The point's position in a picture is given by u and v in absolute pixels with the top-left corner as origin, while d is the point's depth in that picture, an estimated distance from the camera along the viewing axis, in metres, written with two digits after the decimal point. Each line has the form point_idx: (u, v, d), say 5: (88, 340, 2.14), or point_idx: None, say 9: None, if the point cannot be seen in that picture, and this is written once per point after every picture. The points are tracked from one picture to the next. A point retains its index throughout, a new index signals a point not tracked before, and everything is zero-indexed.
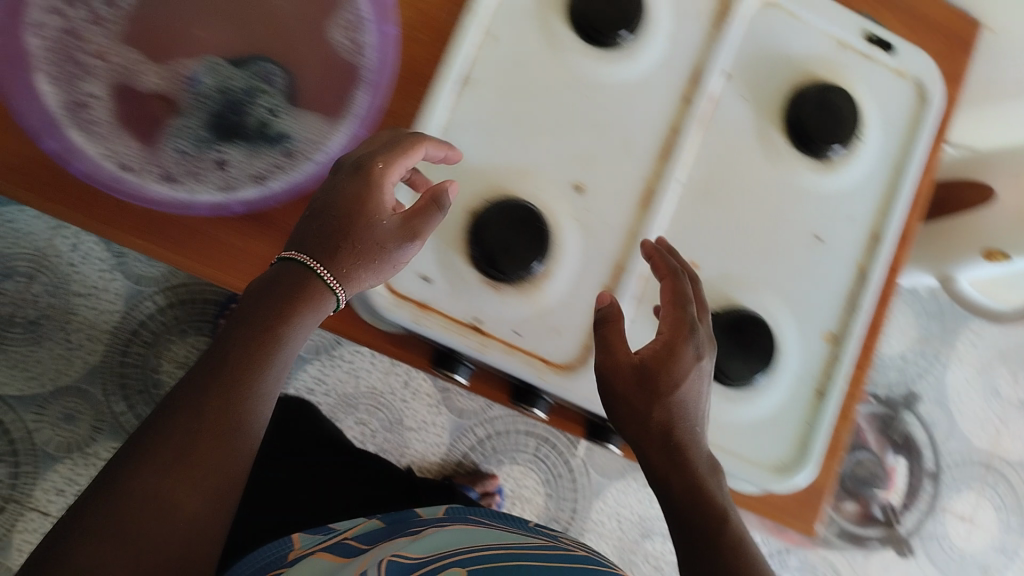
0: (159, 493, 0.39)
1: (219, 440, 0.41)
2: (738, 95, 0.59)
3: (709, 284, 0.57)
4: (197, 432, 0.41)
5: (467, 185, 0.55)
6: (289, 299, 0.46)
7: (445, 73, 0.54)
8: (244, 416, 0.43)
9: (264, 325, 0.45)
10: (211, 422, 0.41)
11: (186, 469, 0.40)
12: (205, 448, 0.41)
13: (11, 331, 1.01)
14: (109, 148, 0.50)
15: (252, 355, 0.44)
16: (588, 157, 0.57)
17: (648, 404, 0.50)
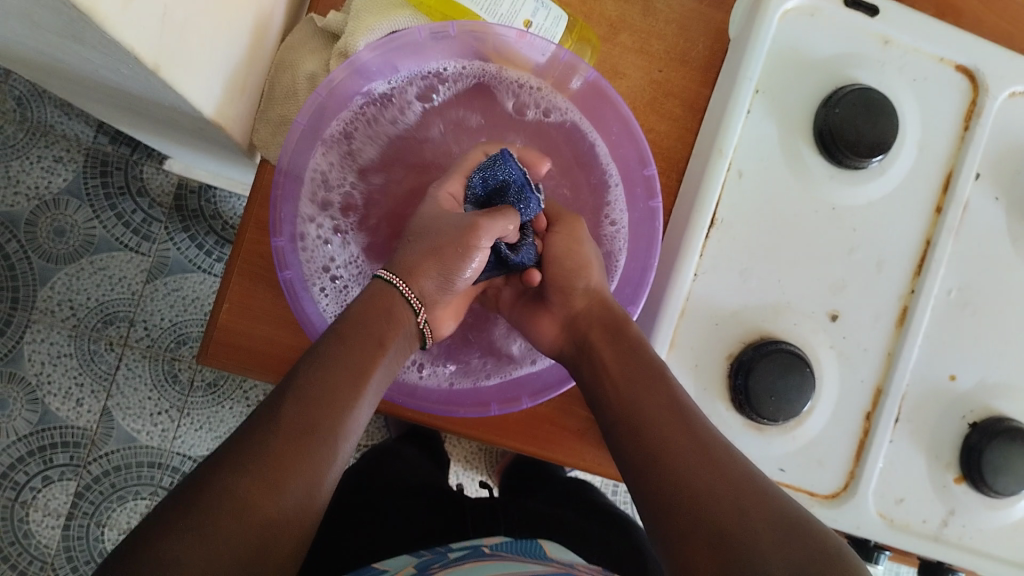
0: (264, 465, 0.38)
1: (292, 447, 0.40)
2: (991, 196, 0.56)
3: (967, 396, 0.57)
4: (300, 419, 0.41)
5: (723, 329, 0.54)
6: (375, 335, 0.46)
7: (697, 221, 0.53)
8: (325, 427, 0.41)
9: (356, 371, 0.45)
10: (308, 409, 0.41)
11: (268, 465, 0.39)
12: (296, 442, 0.40)
13: (193, 394, 1.05)
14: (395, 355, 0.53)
15: (334, 376, 0.43)
16: (841, 283, 0.55)
17: (678, 443, 0.45)
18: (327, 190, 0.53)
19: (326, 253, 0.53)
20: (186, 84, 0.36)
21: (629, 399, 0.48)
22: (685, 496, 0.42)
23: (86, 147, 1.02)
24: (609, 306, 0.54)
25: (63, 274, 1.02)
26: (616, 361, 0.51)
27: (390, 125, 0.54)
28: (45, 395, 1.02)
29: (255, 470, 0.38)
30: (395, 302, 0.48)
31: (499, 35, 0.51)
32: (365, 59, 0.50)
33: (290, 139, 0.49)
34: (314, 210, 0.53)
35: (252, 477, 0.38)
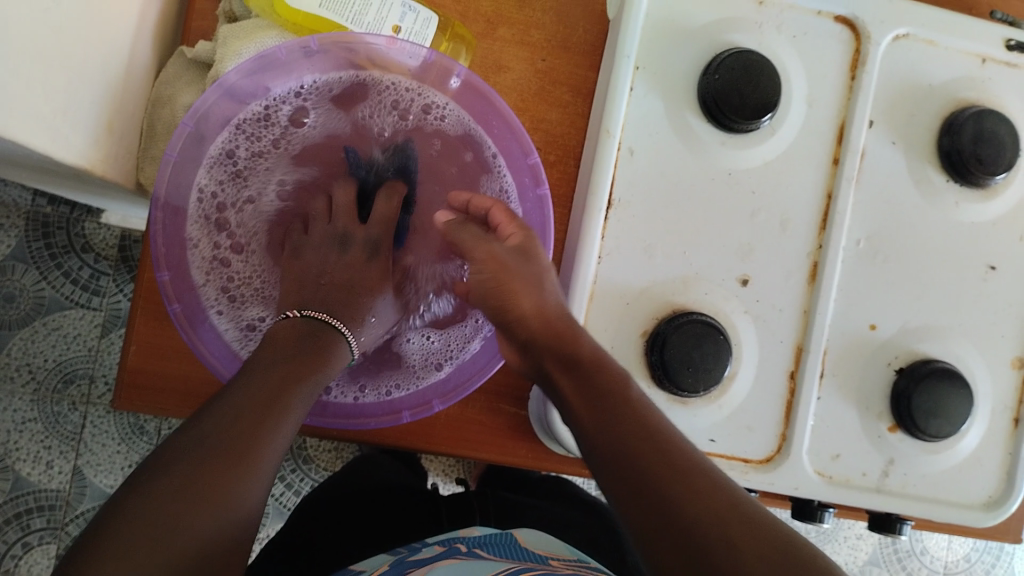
0: (155, 512, 0.37)
1: (181, 495, 0.38)
2: (887, 141, 0.56)
3: (892, 343, 0.57)
4: (186, 468, 0.39)
5: (634, 307, 0.54)
6: (282, 363, 0.46)
7: (593, 203, 0.53)
8: (221, 469, 0.40)
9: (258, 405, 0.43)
10: (208, 451, 0.40)
11: (203, 478, 0.39)
12: (187, 486, 0.38)
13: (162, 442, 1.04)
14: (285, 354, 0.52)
15: (261, 397, 0.43)
16: (748, 246, 0.55)
17: (660, 477, 0.40)
18: (217, 231, 0.54)
19: (231, 293, 0.53)
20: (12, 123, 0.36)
21: (604, 432, 0.44)
22: (680, 525, 0.38)
23: (26, 212, 1.02)
24: (555, 322, 0.49)
25: (19, 338, 1.02)
26: (581, 396, 0.46)
27: (268, 160, 0.55)
28: (15, 461, 1.02)
29: (141, 522, 0.37)
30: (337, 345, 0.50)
31: (369, 43, 0.51)
32: (234, 81, 0.49)
33: (161, 170, 0.49)
34: (205, 247, 0.53)
35: (140, 529, 0.36)
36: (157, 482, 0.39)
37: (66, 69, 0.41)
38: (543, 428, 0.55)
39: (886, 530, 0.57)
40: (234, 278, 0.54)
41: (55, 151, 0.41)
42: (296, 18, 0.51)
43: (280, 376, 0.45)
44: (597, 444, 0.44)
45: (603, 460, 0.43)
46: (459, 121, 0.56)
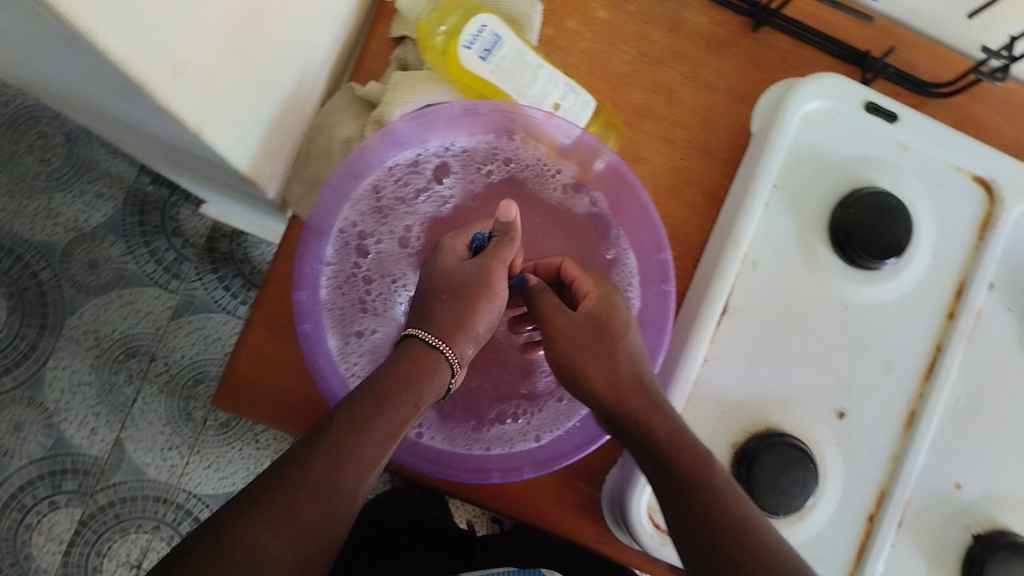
0: (295, 507, 0.37)
1: (326, 499, 0.38)
2: (1005, 306, 0.57)
3: (974, 505, 0.56)
4: (331, 468, 0.38)
5: (729, 417, 0.55)
6: (412, 393, 0.43)
7: (710, 307, 0.54)
8: (348, 483, 0.39)
9: (387, 428, 0.41)
10: (347, 457, 0.39)
11: (320, 502, 0.37)
12: (327, 492, 0.38)
13: (205, 432, 1.06)
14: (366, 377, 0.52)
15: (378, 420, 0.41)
16: (850, 380, 0.56)
17: (712, 512, 0.39)
18: (358, 258, 0.54)
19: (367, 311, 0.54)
20: (224, 140, 0.38)
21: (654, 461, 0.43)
22: None
23: (127, 186, 1.06)
24: (621, 390, 0.46)
25: (93, 304, 1.04)
26: (643, 456, 0.44)
27: (415, 208, 0.56)
28: (61, 421, 1.03)
29: (287, 522, 0.36)
30: (438, 367, 0.45)
31: (528, 116, 0.53)
32: (399, 129, 0.52)
33: (319, 198, 0.51)
34: (344, 262, 0.54)
35: (275, 525, 0.36)
36: (285, 508, 0.36)
37: (271, 94, 0.43)
38: (613, 512, 0.55)
39: None
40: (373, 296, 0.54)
41: (241, 167, 0.43)
42: (465, 79, 0.53)
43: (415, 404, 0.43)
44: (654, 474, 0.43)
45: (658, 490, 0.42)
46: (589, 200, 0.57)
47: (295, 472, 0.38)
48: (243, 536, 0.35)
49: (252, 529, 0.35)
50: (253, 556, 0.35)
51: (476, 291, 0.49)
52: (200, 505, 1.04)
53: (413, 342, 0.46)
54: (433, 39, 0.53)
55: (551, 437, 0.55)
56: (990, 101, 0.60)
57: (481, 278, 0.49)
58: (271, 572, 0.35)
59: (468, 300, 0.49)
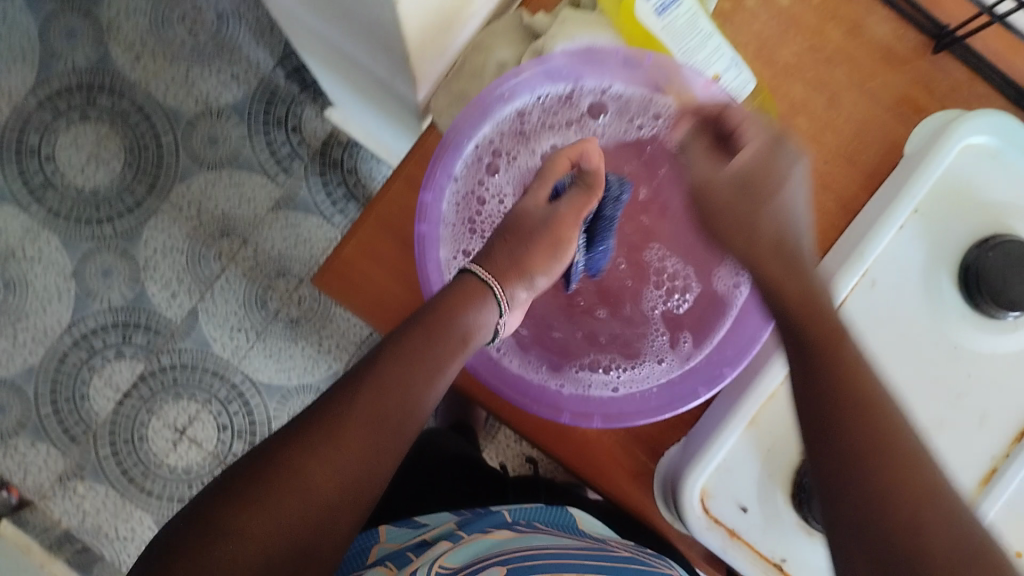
0: (340, 441, 0.41)
1: (371, 435, 0.42)
2: None
3: None
4: (376, 407, 0.42)
5: None
6: (456, 331, 0.46)
7: None
8: (393, 416, 0.43)
9: (429, 366, 0.45)
10: (393, 396, 0.43)
11: (359, 438, 0.42)
12: (372, 426, 0.42)
13: (273, 324, 1.08)
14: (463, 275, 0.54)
15: (411, 358, 0.45)
16: (938, 423, 0.53)
17: (860, 451, 0.41)
18: (486, 177, 0.55)
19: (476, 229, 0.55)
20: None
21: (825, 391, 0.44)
22: (873, 533, 0.39)
23: (262, 75, 1.09)
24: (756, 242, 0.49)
25: (203, 177, 1.08)
26: (802, 382, 0.45)
27: (567, 135, 0.57)
28: (147, 278, 1.08)
29: (333, 452, 0.41)
30: (488, 303, 0.48)
31: (685, 77, 0.53)
32: (556, 63, 0.53)
33: (465, 111, 0.52)
34: (469, 180, 0.55)
35: (323, 456, 0.40)
36: (334, 442, 0.41)
37: None
38: (663, 489, 0.56)
39: None
40: (483, 218, 0.55)
41: (411, 33, 0.43)
42: (635, 29, 0.53)
43: (456, 340, 0.46)
44: (813, 419, 0.45)
45: (815, 431, 0.44)
46: None
47: (340, 408, 0.42)
48: (297, 464, 0.40)
49: (304, 459, 0.40)
50: (306, 482, 0.40)
51: (540, 238, 0.51)
52: (252, 391, 1.07)
53: (470, 276, 0.49)
54: None
55: (631, 392, 0.55)
56: None
57: (547, 228, 0.51)
58: (318, 498, 0.40)
59: (531, 248, 0.50)
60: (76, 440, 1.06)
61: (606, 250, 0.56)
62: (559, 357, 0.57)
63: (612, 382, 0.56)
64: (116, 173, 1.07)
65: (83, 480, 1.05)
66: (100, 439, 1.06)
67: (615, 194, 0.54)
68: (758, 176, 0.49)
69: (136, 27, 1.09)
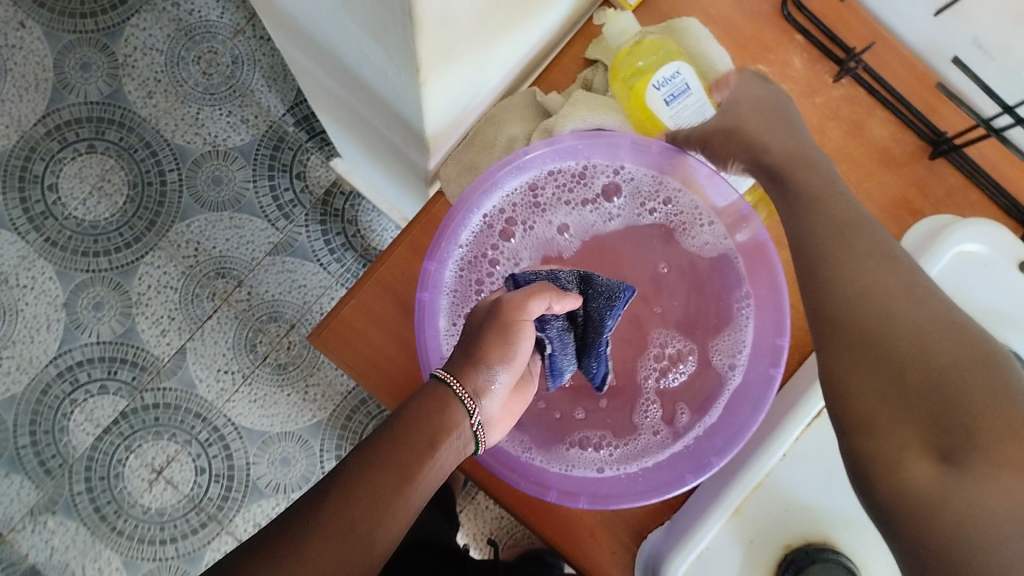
0: (308, 552, 0.40)
1: (342, 544, 0.40)
2: None
3: None
4: (345, 513, 0.41)
5: (790, 516, 0.54)
6: (423, 436, 0.44)
7: (804, 406, 0.55)
8: (364, 526, 0.41)
9: (400, 471, 0.42)
10: (365, 504, 0.41)
11: (322, 551, 0.40)
12: (339, 539, 0.40)
13: (261, 369, 1.08)
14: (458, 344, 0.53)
15: (375, 465, 0.42)
16: None
17: (892, 369, 0.41)
18: (498, 243, 0.56)
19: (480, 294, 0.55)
20: (432, 75, 0.39)
21: (850, 291, 0.44)
22: (933, 407, 0.39)
23: (272, 119, 1.10)
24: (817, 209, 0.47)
25: (203, 217, 1.08)
26: (812, 288, 0.45)
27: (577, 213, 0.57)
28: (138, 314, 1.07)
29: (297, 569, 0.39)
30: (455, 409, 0.46)
31: (690, 167, 0.54)
32: (569, 143, 0.53)
33: (476, 183, 0.53)
34: (474, 249, 0.55)
35: (287, 574, 0.39)
36: (299, 554, 0.40)
37: (477, 57, 0.44)
38: (645, 571, 0.56)
39: None
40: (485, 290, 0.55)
41: (430, 107, 0.44)
42: (642, 112, 0.55)
43: (424, 444, 0.44)
44: (870, 248, 0.45)
45: (862, 426, 0.42)
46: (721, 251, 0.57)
47: (310, 517, 0.41)
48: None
49: (268, 575, 0.39)
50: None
51: (487, 330, 0.48)
52: (234, 435, 1.06)
53: (431, 379, 0.47)
54: (625, 69, 0.55)
55: (619, 474, 0.54)
56: None
57: (493, 321, 0.48)
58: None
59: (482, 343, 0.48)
60: (50, 475, 1.04)
61: (605, 359, 0.52)
62: (548, 431, 0.57)
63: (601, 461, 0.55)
64: (117, 206, 1.08)
65: (54, 517, 1.03)
66: (75, 475, 1.04)
67: (602, 297, 0.49)
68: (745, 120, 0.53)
69: (151, 65, 1.10)
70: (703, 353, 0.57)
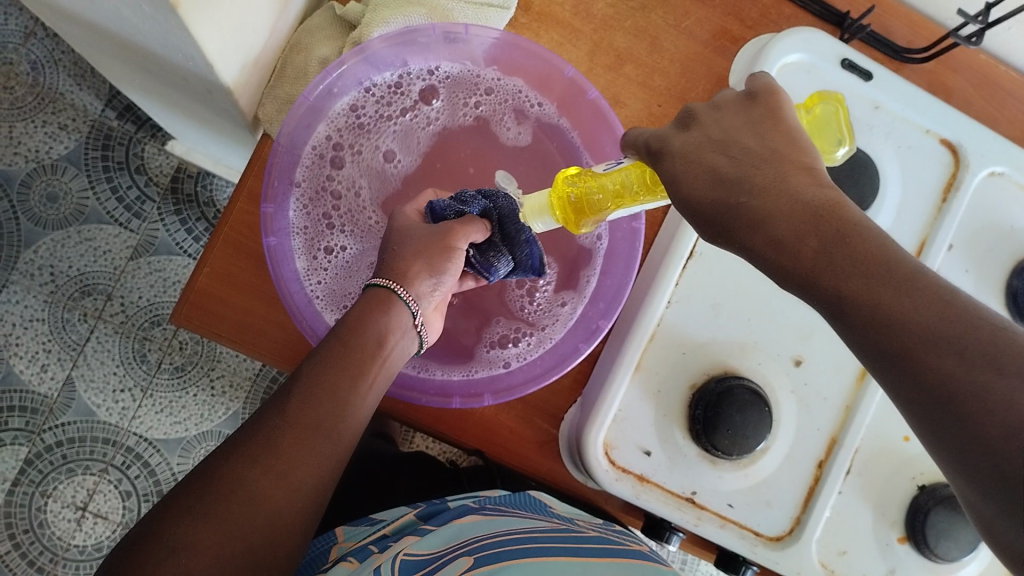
0: (279, 449, 0.41)
1: (308, 440, 0.41)
2: (961, 267, 0.58)
3: (919, 460, 0.58)
4: (308, 412, 0.42)
5: (689, 358, 0.56)
6: (371, 335, 0.45)
7: (677, 250, 0.55)
8: (329, 421, 0.43)
9: (353, 373, 0.44)
10: (324, 402, 0.43)
11: (288, 451, 0.41)
12: (307, 433, 0.42)
13: (159, 376, 1.04)
14: (318, 272, 0.52)
15: (331, 369, 0.43)
16: (809, 331, 0.57)
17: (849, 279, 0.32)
18: (333, 170, 0.54)
19: (331, 223, 0.54)
20: (192, 5, 0.37)
21: (778, 208, 0.35)
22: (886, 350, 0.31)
23: (92, 120, 1.03)
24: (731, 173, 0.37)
25: (50, 239, 1.02)
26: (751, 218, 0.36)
27: (399, 126, 0.56)
28: (11, 356, 1.01)
29: (272, 461, 0.40)
30: (398, 308, 0.46)
31: (486, 40, 0.53)
32: (376, 48, 0.51)
33: (291, 115, 0.50)
34: (314, 183, 0.53)
35: (265, 467, 0.40)
36: (270, 449, 0.40)
37: None
38: (570, 452, 0.56)
39: None
40: (340, 214, 0.54)
41: (209, 47, 0.41)
42: (579, 200, 0.47)
43: (373, 344, 0.45)
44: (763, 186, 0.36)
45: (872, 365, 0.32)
46: (551, 119, 0.57)
47: (277, 418, 0.42)
48: (235, 474, 0.39)
49: (246, 470, 0.39)
50: (248, 493, 0.39)
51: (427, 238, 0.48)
52: (150, 450, 1.02)
53: (371, 285, 0.47)
54: (565, 202, 0.47)
55: (521, 363, 0.55)
56: (960, 70, 0.62)
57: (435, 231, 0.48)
58: (267, 508, 0.39)
59: (416, 250, 0.48)
60: None
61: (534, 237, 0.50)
62: (451, 345, 0.57)
63: (506, 356, 0.56)
64: None
65: None
66: None
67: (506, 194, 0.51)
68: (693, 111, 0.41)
69: None
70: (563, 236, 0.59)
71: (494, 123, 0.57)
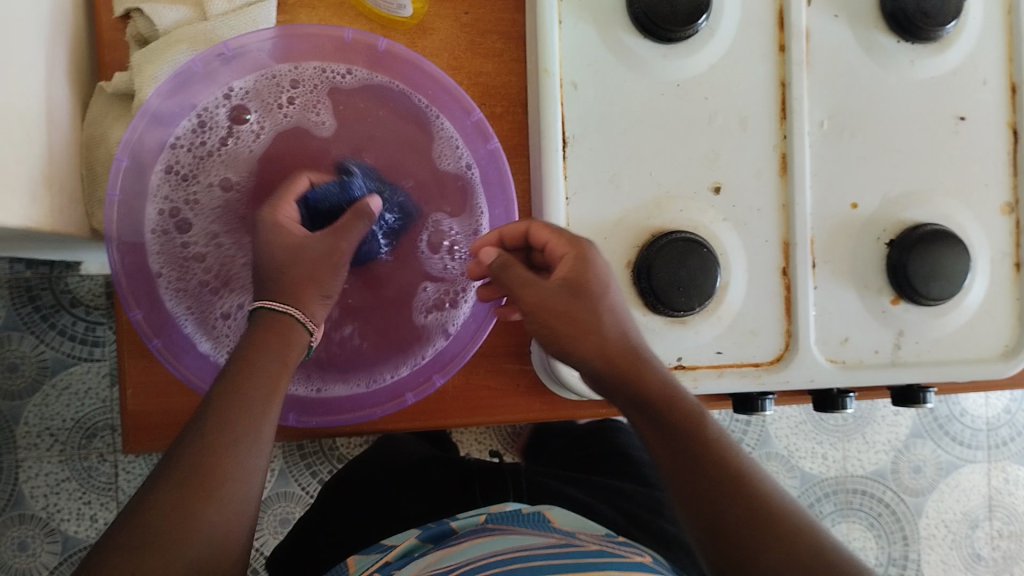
0: (170, 521, 0.39)
1: (190, 497, 0.39)
2: (830, 16, 0.55)
3: (875, 217, 0.56)
4: (189, 468, 0.40)
5: (611, 240, 0.53)
6: (271, 363, 0.43)
7: (549, 145, 0.52)
8: (220, 479, 0.40)
9: (247, 406, 0.42)
10: (205, 451, 0.41)
11: (167, 517, 0.39)
12: (189, 489, 0.40)
13: None
14: (218, 338, 0.51)
15: (222, 412, 0.42)
16: (714, 153, 0.54)
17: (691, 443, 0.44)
18: (183, 236, 0.51)
19: (212, 286, 0.51)
20: None
21: (685, 406, 0.45)
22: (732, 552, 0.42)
23: (7, 279, 1.01)
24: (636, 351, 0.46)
25: (32, 406, 1.02)
26: (650, 426, 0.45)
27: (224, 159, 0.52)
28: (59, 524, 1.02)
29: (151, 531, 0.38)
30: (296, 328, 0.45)
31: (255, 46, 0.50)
32: (157, 106, 0.48)
33: (108, 212, 0.48)
34: (176, 257, 0.51)
35: (142, 540, 0.38)
36: (147, 520, 0.39)
37: None
38: (550, 378, 0.54)
39: (910, 402, 0.58)
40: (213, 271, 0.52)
41: None
42: None
43: (271, 372, 0.43)
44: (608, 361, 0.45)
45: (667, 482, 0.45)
46: (365, 81, 0.53)
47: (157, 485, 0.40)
48: (116, 554, 0.38)
49: (120, 548, 0.38)
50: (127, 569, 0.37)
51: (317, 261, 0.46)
52: None
53: (265, 311, 0.45)
54: None
55: (462, 326, 0.53)
56: None
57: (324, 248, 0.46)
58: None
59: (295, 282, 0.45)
60: None
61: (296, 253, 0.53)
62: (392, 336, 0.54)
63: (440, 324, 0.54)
64: None
65: None
66: None
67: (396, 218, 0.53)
68: (587, 283, 0.46)
69: None
70: (427, 173, 0.55)
71: (302, 116, 0.53)
